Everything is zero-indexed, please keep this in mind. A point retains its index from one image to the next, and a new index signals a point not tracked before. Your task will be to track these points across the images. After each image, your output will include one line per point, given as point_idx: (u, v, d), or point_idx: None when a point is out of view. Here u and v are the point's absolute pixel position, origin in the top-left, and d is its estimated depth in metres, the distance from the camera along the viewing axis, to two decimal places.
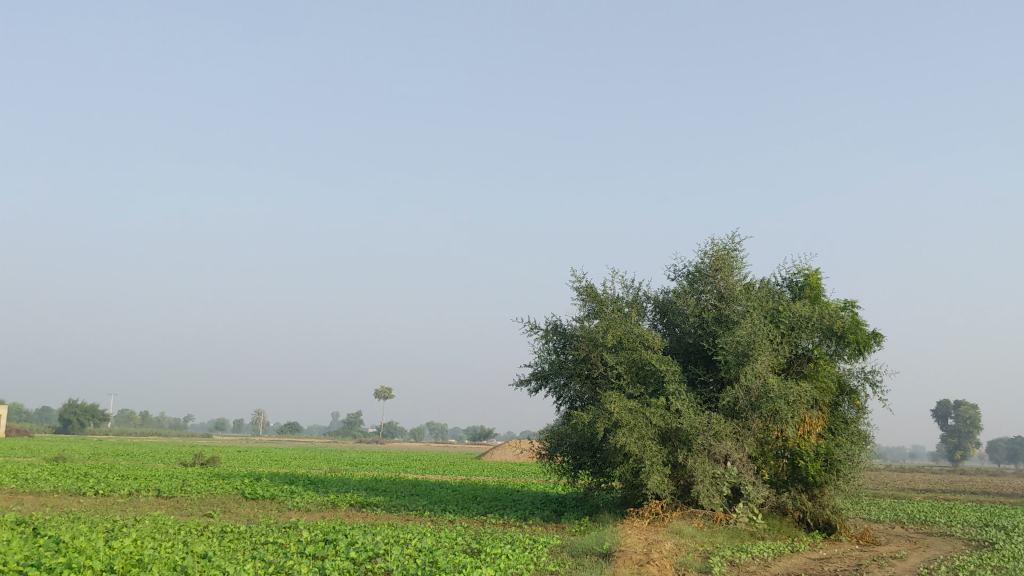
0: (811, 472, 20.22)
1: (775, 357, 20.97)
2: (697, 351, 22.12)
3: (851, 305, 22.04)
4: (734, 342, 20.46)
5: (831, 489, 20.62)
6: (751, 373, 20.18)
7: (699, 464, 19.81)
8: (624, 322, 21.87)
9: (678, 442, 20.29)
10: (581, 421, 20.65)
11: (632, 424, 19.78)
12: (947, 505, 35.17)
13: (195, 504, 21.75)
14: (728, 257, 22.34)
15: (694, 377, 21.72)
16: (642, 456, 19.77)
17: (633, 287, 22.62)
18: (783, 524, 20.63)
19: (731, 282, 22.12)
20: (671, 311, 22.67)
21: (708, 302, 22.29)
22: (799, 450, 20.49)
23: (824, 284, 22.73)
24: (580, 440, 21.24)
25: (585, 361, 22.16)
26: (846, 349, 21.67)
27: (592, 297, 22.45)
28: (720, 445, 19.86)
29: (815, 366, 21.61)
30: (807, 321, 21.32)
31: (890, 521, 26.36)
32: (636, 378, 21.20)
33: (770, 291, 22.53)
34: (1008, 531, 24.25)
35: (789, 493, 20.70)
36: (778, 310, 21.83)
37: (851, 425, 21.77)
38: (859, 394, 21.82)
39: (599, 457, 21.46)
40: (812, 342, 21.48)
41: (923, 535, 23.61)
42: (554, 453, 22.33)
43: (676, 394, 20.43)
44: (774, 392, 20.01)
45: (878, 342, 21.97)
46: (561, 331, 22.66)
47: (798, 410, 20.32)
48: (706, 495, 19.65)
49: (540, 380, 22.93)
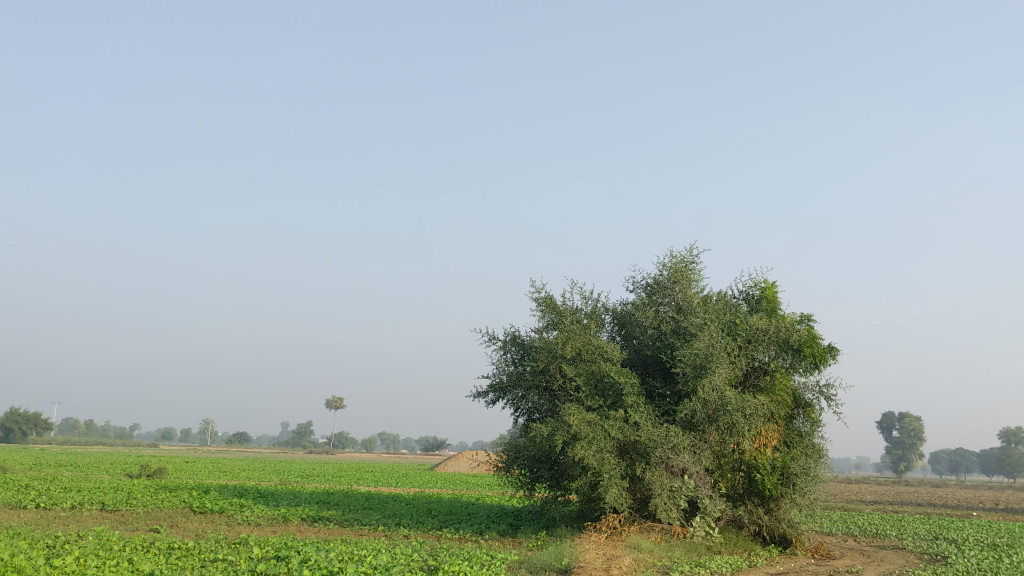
0: (768, 485, 20.20)
1: (732, 369, 20.94)
2: (655, 363, 22.03)
3: (807, 318, 22.12)
4: (692, 354, 20.41)
5: (787, 503, 20.63)
6: (709, 385, 20.12)
7: (657, 477, 19.62)
8: (583, 334, 21.73)
9: (636, 455, 20.16)
10: (539, 434, 20.43)
11: (591, 437, 19.61)
12: (897, 518, 35.53)
13: (140, 519, 21.11)
14: (686, 270, 22.33)
15: (652, 390, 21.64)
16: (600, 469, 19.58)
17: (592, 298, 22.51)
18: (740, 538, 20.59)
19: (689, 295, 22.10)
20: (629, 323, 22.58)
21: (666, 314, 22.24)
22: (755, 463, 20.46)
23: (780, 297, 22.79)
24: (538, 452, 21.02)
25: (543, 372, 21.97)
26: (801, 362, 21.72)
27: (551, 308, 22.26)
28: (679, 457, 19.72)
29: (771, 379, 21.63)
30: (764, 334, 21.36)
31: (842, 534, 26.52)
32: (595, 390, 21.06)
33: (727, 303, 22.55)
34: (958, 544, 24.52)
35: (746, 507, 20.66)
36: (735, 323, 21.85)
37: (805, 438, 21.85)
38: (814, 407, 21.90)
39: (556, 470, 21.26)
40: (769, 355, 21.54)
41: (875, 548, 23.78)
42: (511, 466, 22.03)
43: (635, 406, 20.31)
44: (732, 405, 19.97)
45: (833, 356, 22.10)
46: (520, 342, 22.42)
47: (755, 423, 20.32)
48: (664, 509, 19.46)
49: (498, 392, 22.68)
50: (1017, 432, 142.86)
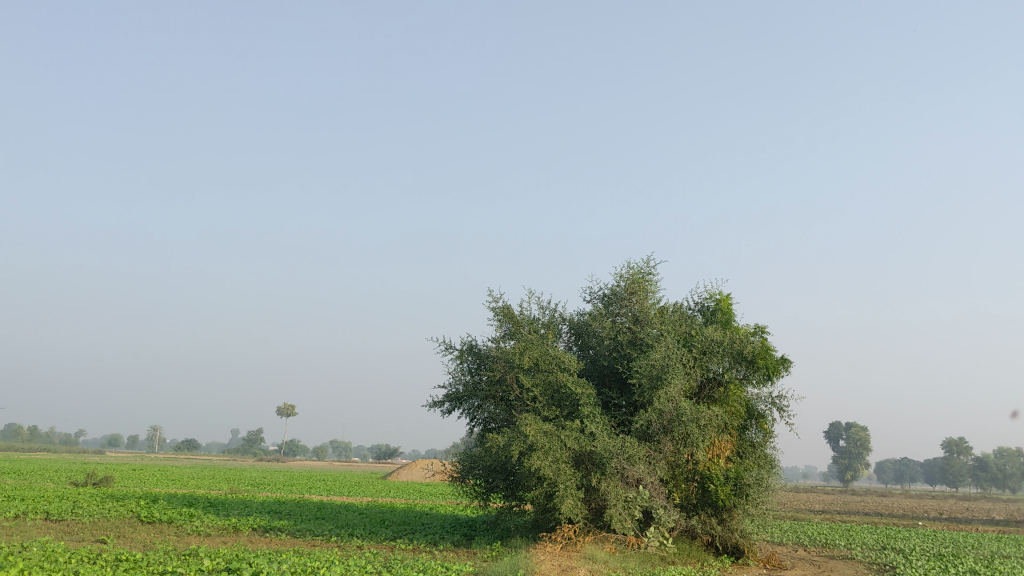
0: (721, 496, 20.33)
1: (687, 380, 21.07)
2: (611, 373, 22.12)
3: (761, 330, 22.36)
4: (649, 365, 20.51)
5: (740, 513, 20.78)
6: (664, 396, 20.22)
7: (612, 487, 19.63)
8: (541, 344, 21.74)
9: (592, 465, 20.18)
10: (495, 444, 20.39)
11: (547, 448, 19.59)
12: (845, 528, 35.95)
13: (86, 529, 20.65)
14: (643, 281, 22.46)
15: (608, 400, 21.71)
16: (556, 480, 19.56)
17: (550, 309, 22.54)
18: (693, 548, 20.69)
19: (646, 306, 22.22)
20: (586, 334, 22.65)
21: (623, 325, 22.34)
22: (709, 474, 20.59)
23: (735, 309, 23.01)
24: (494, 462, 20.96)
25: (500, 382, 21.94)
26: (755, 373, 21.93)
27: (509, 318, 22.25)
28: (634, 468, 19.76)
29: (725, 390, 21.81)
30: (719, 346, 21.55)
31: (793, 544, 26.78)
32: (551, 401, 21.06)
33: (682, 315, 22.72)
34: (906, 554, 24.87)
35: (699, 517, 20.77)
36: (691, 334, 22.01)
37: (758, 448, 22.06)
38: (767, 418, 22.12)
39: (512, 480, 21.21)
40: (723, 366, 21.72)
41: (825, 559, 24.03)
42: (466, 476, 21.93)
43: (591, 417, 20.36)
44: (687, 415, 20.10)
45: (786, 368, 22.34)
46: (476, 352, 22.37)
47: (709, 434, 20.46)
48: (619, 520, 19.48)
49: (454, 401, 22.58)
50: (960, 442, 145.69)
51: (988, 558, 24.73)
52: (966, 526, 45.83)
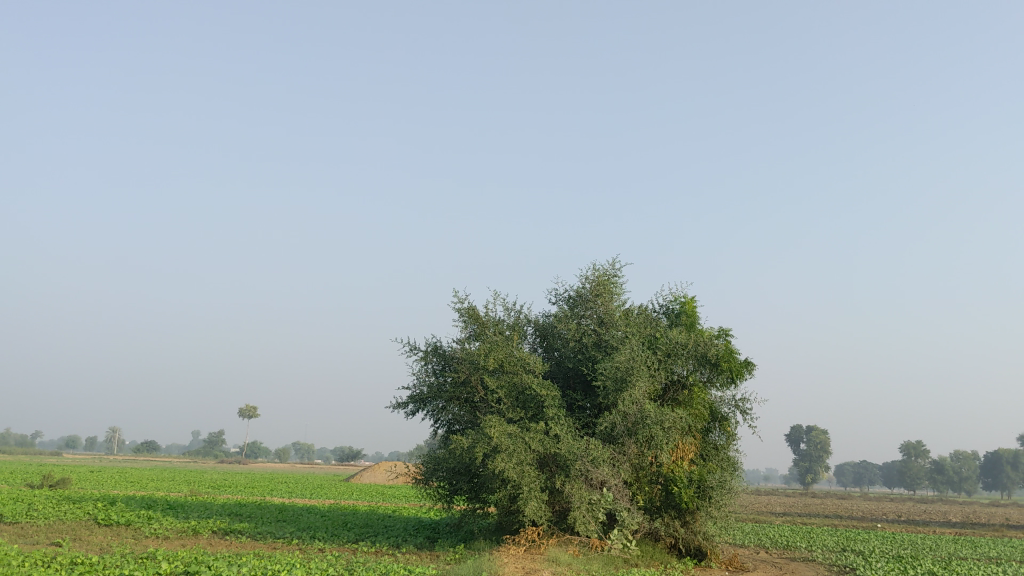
0: (685, 498, 20.38)
1: (652, 382, 21.11)
2: (576, 375, 22.11)
3: (725, 333, 22.48)
4: (613, 367, 20.52)
5: (703, 516, 20.85)
6: (629, 399, 20.23)
7: (576, 489, 19.60)
8: (506, 345, 21.68)
9: (556, 468, 20.15)
10: (459, 446, 20.29)
11: (511, 450, 19.52)
12: (806, 531, 36.30)
13: (42, 532, 20.24)
14: (609, 283, 22.48)
15: (572, 402, 21.69)
16: (520, 482, 19.49)
17: (515, 310, 22.48)
18: (657, 551, 20.73)
19: (611, 308, 22.24)
20: (551, 336, 22.62)
21: (588, 327, 22.33)
22: (673, 476, 20.64)
23: (699, 312, 23.12)
24: (458, 464, 20.85)
25: (464, 384, 21.84)
26: (718, 376, 22.04)
27: (474, 319, 22.16)
28: (598, 470, 19.74)
29: (689, 392, 21.88)
30: (683, 348, 21.61)
31: (755, 546, 26.97)
32: (516, 403, 21.00)
33: (647, 317, 22.77)
34: (866, 556, 25.13)
35: (662, 520, 20.81)
36: (656, 336, 22.05)
37: (721, 451, 22.18)
38: (730, 421, 22.23)
39: (475, 482, 21.12)
40: (687, 368, 21.78)
41: (787, 560, 24.21)
42: (430, 478, 21.80)
43: (555, 419, 20.33)
44: (651, 418, 20.13)
45: (749, 371, 22.48)
46: (441, 353, 22.25)
47: (673, 436, 20.52)
48: (583, 522, 19.46)
49: (418, 403, 22.45)
50: (918, 445, 147.78)
51: (945, 560, 25.08)
52: (921, 527, 46.45)
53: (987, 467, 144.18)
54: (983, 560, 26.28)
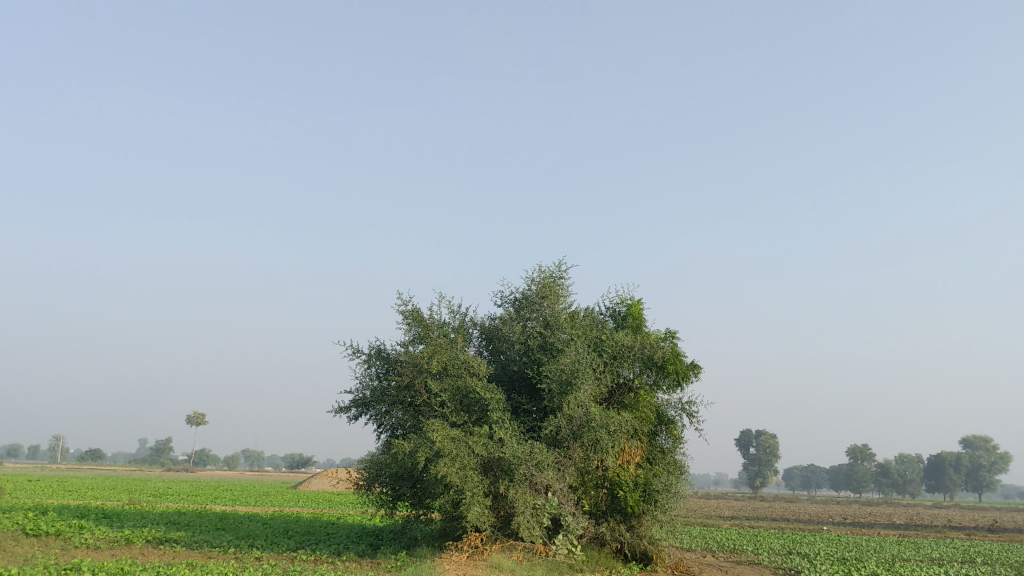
0: (630, 503, 20.17)
1: (597, 385, 20.88)
2: (521, 379, 21.82)
3: (671, 335, 22.35)
4: (558, 370, 20.25)
5: (649, 520, 20.68)
6: (574, 402, 19.95)
7: (521, 494, 19.27)
8: (450, 348, 21.30)
9: (501, 472, 19.80)
10: (402, 450, 19.87)
11: (454, 454, 19.14)
12: (754, 533, 36.46)
13: None
14: (555, 285, 22.23)
15: (518, 406, 21.38)
16: (462, 487, 19.11)
17: (460, 312, 22.12)
18: (603, 556, 20.49)
19: (557, 310, 21.99)
20: (497, 338, 22.30)
21: (534, 330, 22.06)
22: (619, 480, 20.43)
23: (646, 314, 22.97)
24: (400, 469, 20.45)
25: (408, 388, 21.43)
26: (664, 379, 21.92)
27: (418, 321, 21.76)
28: (542, 474, 19.43)
29: (635, 396, 21.71)
30: (629, 350, 21.44)
31: (701, 550, 26.88)
32: (459, 406, 20.67)
33: (593, 319, 22.56)
34: (812, 559, 25.13)
35: (608, 524, 20.59)
36: (601, 339, 21.84)
37: (667, 455, 22.05)
38: (677, 425, 22.09)
39: (419, 487, 20.71)
40: (633, 371, 21.60)
41: (733, 564, 24.14)
42: (372, 484, 21.35)
43: (499, 422, 20.01)
44: (596, 421, 19.89)
45: (696, 373, 22.40)
46: (385, 356, 21.81)
47: (619, 440, 20.32)
48: (527, 527, 19.11)
49: (361, 407, 21.99)
50: (863, 449, 150.06)
51: (888, 561, 25.19)
52: (865, 530, 47.04)
53: (930, 470, 146.92)
54: (925, 561, 26.48)
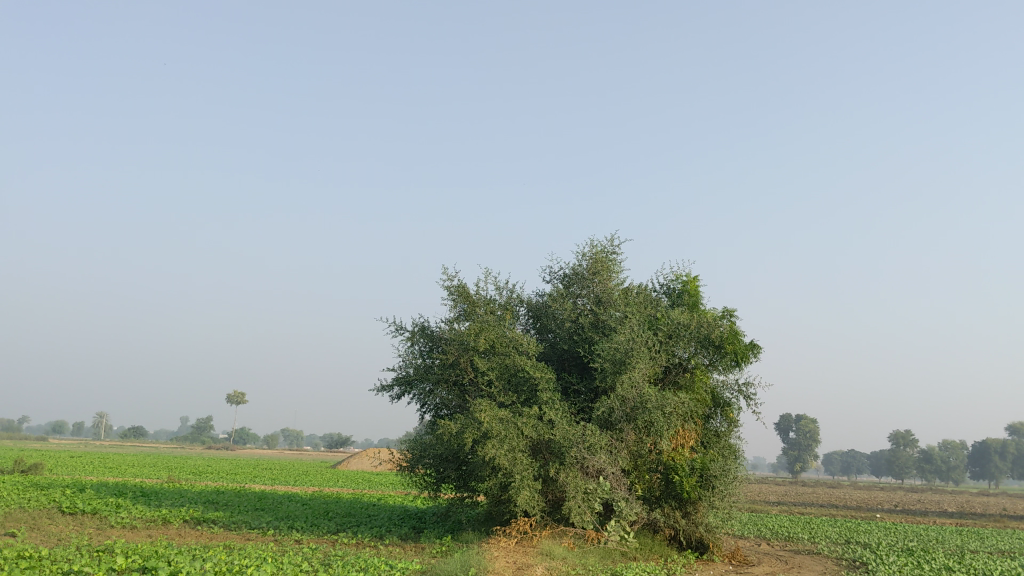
0: (686, 488, 19.08)
1: (652, 366, 19.83)
2: (571, 358, 20.87)
3: (729, 314, 21.20)
4: (612, 348, 19.29)
5: (705, 506, 19.63)
6: (628, 381, 18.93)
7: (571, 478, 18.32)
8: (496, 326, 20.40)
9: (550, 455, 18.88)
10: (448, 431, 19.01)
11: (503, 435, 18.21)
12: (805, 520, 35.17)
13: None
14: (607, 261, 21.21)
15: (568, 386, 20.44)
16: (511, 471, 18.19)
17: (507, 289, 21.19)
18: (656, 543, 19.47)
19: (609, 286, 21.01)
20: (545, 316, 21.35)
21: (585, 307, 21.09)
22: (674, 465, 19.35)
23: (702, 291, 21.84)
24: (446, 451, 19.61)
25: (453, 366, 20.53)
26: (721, 359, 20.78)
27: (464, 297, 20.86)
28: (594, 458, 18.43)
29: (690, 376, 20.64)
30: (685, 329, 20.37)
31: (756, 538, 25.78)
32: (508, 386, 19.74)
33: (647, 296, 21.50)
34: (875, 548, 23.90)
35: (662, 510, 19.53)
36: (655, 317, 20.82)
37: (723, 438, 20.98)
38: (733, 407, 21.02)
39: (464, 470, 19.89)
40: (689, 351, 20.51)
41: (791, 553, 23.02)
42: (415, 465, 20.50)
43: (550, 403, 19.09)
44: (651, 402, 18.86)
45: (755, 354, 21.26)
46: (429, 334, 20.97)
47: (674, 422, 19.25)
48: (578, 513, 18.14)
49: (404, 385, 21.17)
50: (907, 434, 147.12)
51: (958, 553, 23.77)
52: (920, 517, 45.53)
53: (976, 457, 143.77)
54: (994, 553, 25.05)
